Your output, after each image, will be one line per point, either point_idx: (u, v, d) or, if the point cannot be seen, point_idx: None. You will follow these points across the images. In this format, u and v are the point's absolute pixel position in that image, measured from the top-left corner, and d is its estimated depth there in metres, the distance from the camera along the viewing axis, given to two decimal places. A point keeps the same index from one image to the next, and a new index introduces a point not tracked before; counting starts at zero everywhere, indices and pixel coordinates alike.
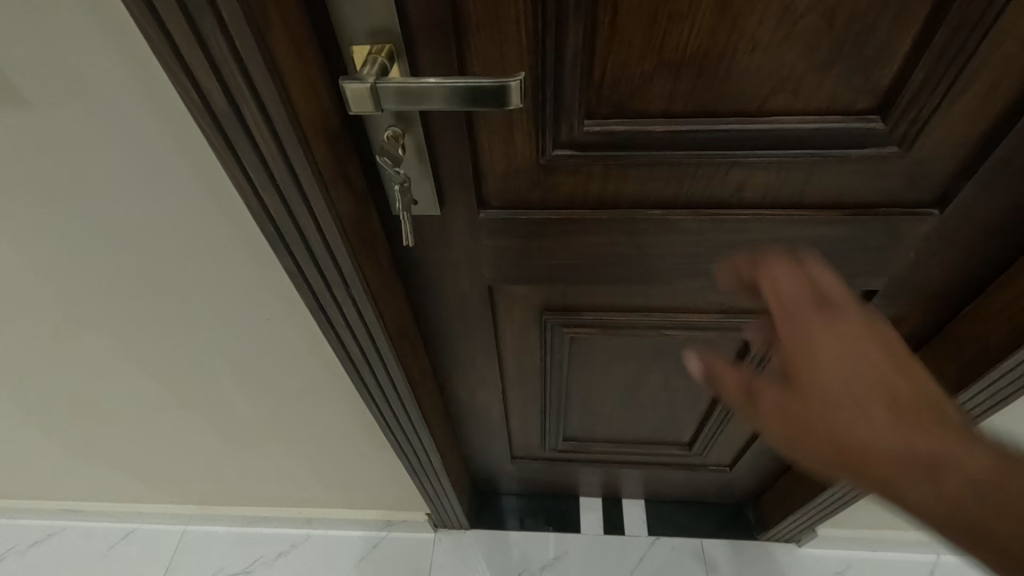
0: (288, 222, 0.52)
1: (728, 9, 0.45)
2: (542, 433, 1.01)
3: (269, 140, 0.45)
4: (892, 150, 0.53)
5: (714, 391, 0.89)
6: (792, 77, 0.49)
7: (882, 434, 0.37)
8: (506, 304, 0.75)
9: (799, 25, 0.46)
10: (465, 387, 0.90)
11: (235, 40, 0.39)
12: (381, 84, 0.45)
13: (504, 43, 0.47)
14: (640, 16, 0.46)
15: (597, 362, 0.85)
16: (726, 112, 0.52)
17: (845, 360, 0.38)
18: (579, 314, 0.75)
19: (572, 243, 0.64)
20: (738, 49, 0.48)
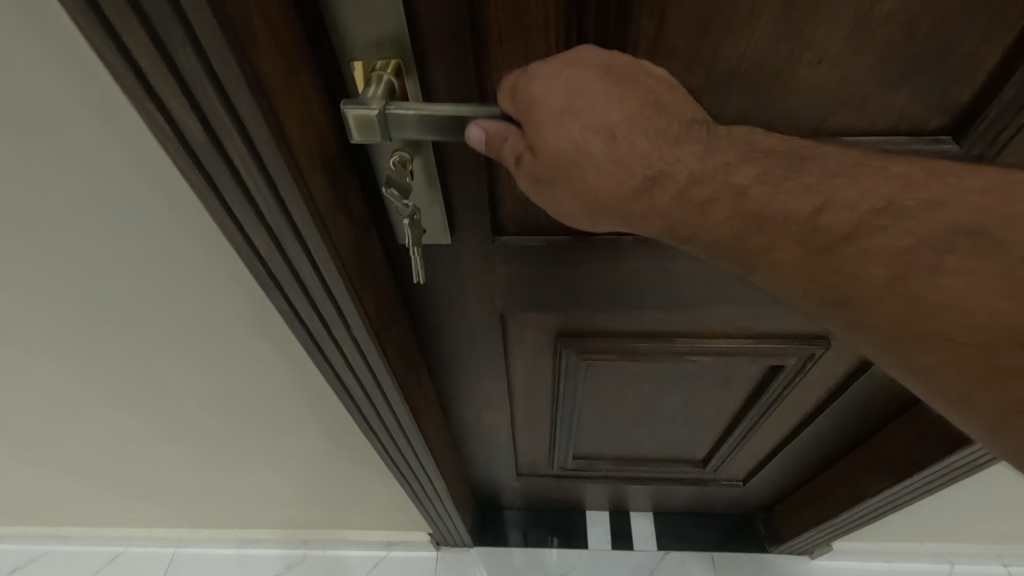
0: (280, 262, 0.45)
1: (794, 16, 0.39)
2: (550, 452, 0.96)
3: (257, 177, 0.38)
4: (963, 173, 0.47)
5: (734, 413, 0.84)
6: (859, 94, 0.43)
7: (599, 123, 0.35)
8: (518, 330, 0.69)
9: (875, 34, 0.40)
10: (470, 411, 0.84)
11: (214, 65, 0.31)
12: (391, 110, 0.38)
13: (531, 55, 0.40)
14: (692, 25, 0.39)
15: (612, 385, 0.80)
16: (779, 132, 0.46)
17: (569, 110, 0.35)
18: (596, 340, 0.70)
19: (595, 271, 0.58)
20: (802, 62, 0.41)
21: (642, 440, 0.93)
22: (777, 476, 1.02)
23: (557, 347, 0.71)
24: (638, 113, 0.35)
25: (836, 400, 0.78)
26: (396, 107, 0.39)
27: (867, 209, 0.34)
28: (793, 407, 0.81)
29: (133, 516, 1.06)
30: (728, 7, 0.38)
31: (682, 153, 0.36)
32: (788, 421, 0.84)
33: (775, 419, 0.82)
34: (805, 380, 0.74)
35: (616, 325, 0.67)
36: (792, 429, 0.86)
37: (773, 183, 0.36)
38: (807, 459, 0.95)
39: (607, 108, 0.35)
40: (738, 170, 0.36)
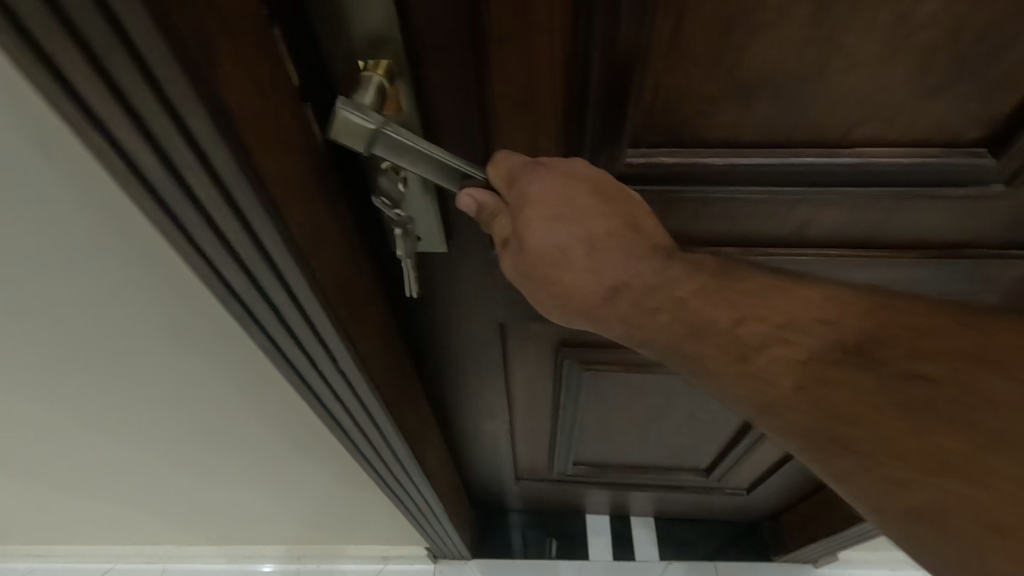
0: (267, 310, 0.40)
1: (825, 18, 0.35)
2: (550, 458, 0.94)
3: (240, 234, 0.33)
4: (997, 188, 0.44)
5: (740, 426, 0.81)
6: (892, 102, 0.40)
7: (582, 234, 0.38)
8: (518, 341, 0.66)
9: (913, 39, 0.36)
10: (468, 420, 0.82)
11: (180, 111, 0.26)
12: (387, 132, 0.35)
13: (535, 57, 0.37)
14: (713, 26, 0.36)
15: (614, 397, 0.77)
16: (801, 142, 0.43)
17: (557, 219, 0.38)
18: (598, 349, 0.67)
19: None
20: (831, 67, 0.38)
21: (645, 450, 0.90)
22: (781, 486, 1.00)
23: (558, 357, 0.69)
24: (618, 227, 0.38)
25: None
26: (393, 128, 0.35)
27: (771, 324, 0.35)
28: None
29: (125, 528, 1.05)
30: (753, 7, 0.35)
31: (645, 264, 0.38)
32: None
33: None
34: None
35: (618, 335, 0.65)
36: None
37: (707, 299, 0.37)
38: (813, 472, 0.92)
39: (591, 222, 0.38)
40: (682, 284, 0.38)
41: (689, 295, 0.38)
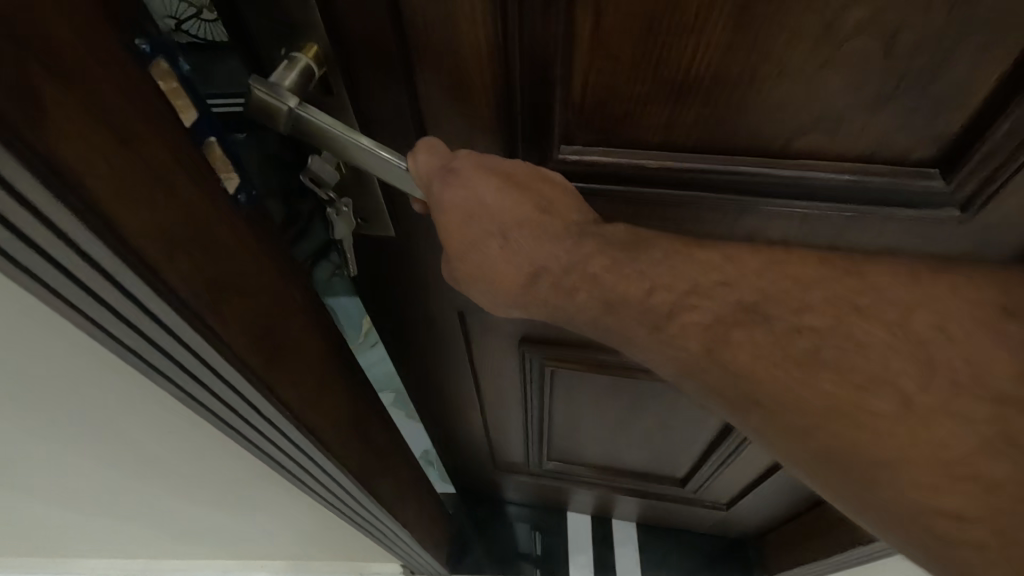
0: (175, 369, 0.37)
1: (749, 21, 0.34)
2: (525, 452, 0.95)
3: (119, 300, 0.31)
4: (951, 213, 0.42)
5: (711, 439, 0.80)
6: (830, 114, 0.38)
7: (496, 228, 0.39)
8: (481, 333, 0.67)
9: (844, 48, 0.34)
10: (443, 404, 0.84)
11: (10, 179, 0.24)
12: (302, 113, 0.37)
13: (460, 46, 0.37)
14: (634, 23, 0.35)
15: (582, 399, 0.78)
16: (738, 149, 0.41)
17: (469, 216, 0.38)
18: (562, 347, 0.67)
19: None
20: (761, 72, 0.37)
21: (620, 453, 0.90)
22: (762, 505, 0.97)
23: (521, 351, 0.69)
24: (533, 216, 0.38)
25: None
26: (308, 110, 0.37)
27: (677, 294, 0.37)
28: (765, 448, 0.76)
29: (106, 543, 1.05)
30: (672, 7, 0.34)
31: (558, 248, 0.39)
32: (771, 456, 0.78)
33: (754, 452, 0.77)
34: None
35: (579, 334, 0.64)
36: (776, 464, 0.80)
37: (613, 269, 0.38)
38: (794, 496, 0.89)
39: (503, 216, 0.38)
40: (592, 259, 0.39)
41: (600, 271, 0.38)
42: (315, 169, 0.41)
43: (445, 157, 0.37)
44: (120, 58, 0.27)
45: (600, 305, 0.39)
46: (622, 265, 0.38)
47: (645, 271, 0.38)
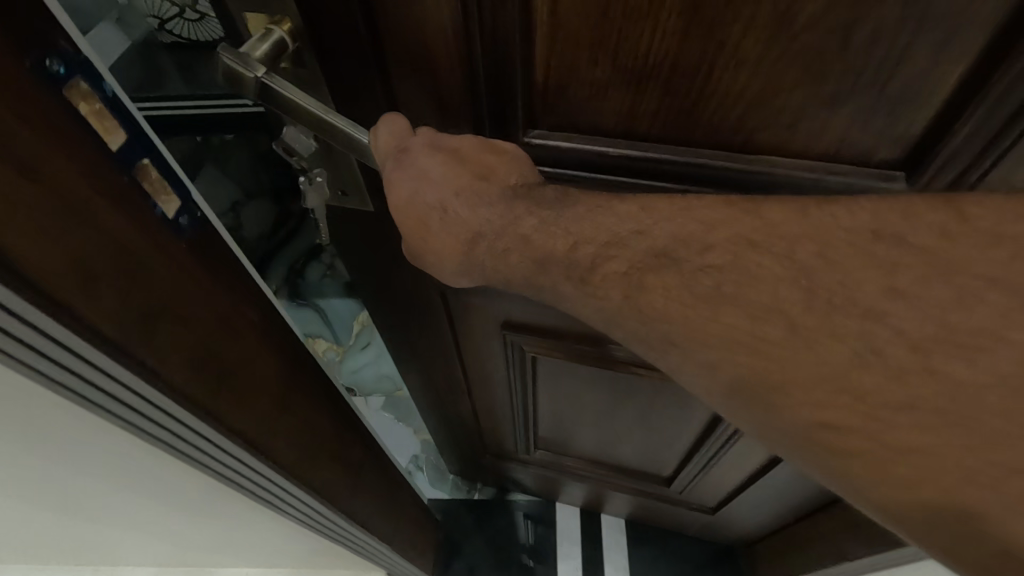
0: (114, 406, 0.36)
1: (702, 13, 0.34)
2: (514, 440, 0.95)
3: (45, 343, 0.30)
4: None
5: (693, 438, 0.79)
6: (789, 110, 0.38)
7: (437, 200, 0.41)
8: (465, 314, 0.63)
9: (798, 43, 0.34)
10: (427, 389, 0.85)
11: None
12: (271, 85, 0.38)
13: (422, 29, 0.37)
14: (589, 10, 0.35)
15: (564, 391, 0.78)
16: (699, 141, 0.41)
17: (413, 191, 0.40)
18: (547, 339, 0.64)
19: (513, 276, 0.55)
20: (718, 65, 0.36)
21: (605, 446, 0.89)
22: (750, 513, 0.95)
23: (505, 340, 0.67)
24: (466, 185, 0.40)
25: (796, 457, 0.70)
26: (277, 82, 0.38)
27: (598, 242, 0.37)
28: (747, 450, 0.74)
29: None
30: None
31: (488, 215, 0.40)
32: (755, 460, 0.76)
33: (735, 453, 0.77)
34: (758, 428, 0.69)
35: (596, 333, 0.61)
36: (759, 470, 0.79)
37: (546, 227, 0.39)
38: (781, 506, 0.88)
39: (443, 187, 0.40)
40: (524, 222, 0.39)
41: (531, 231, 0.39)
42: (289, 140, 0.42)
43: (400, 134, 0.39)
44: (25, 87, 0.27)
45: (532, 267, 0.40)
46: (556, 225, 0.38)
47: (573, 228, 0.38)
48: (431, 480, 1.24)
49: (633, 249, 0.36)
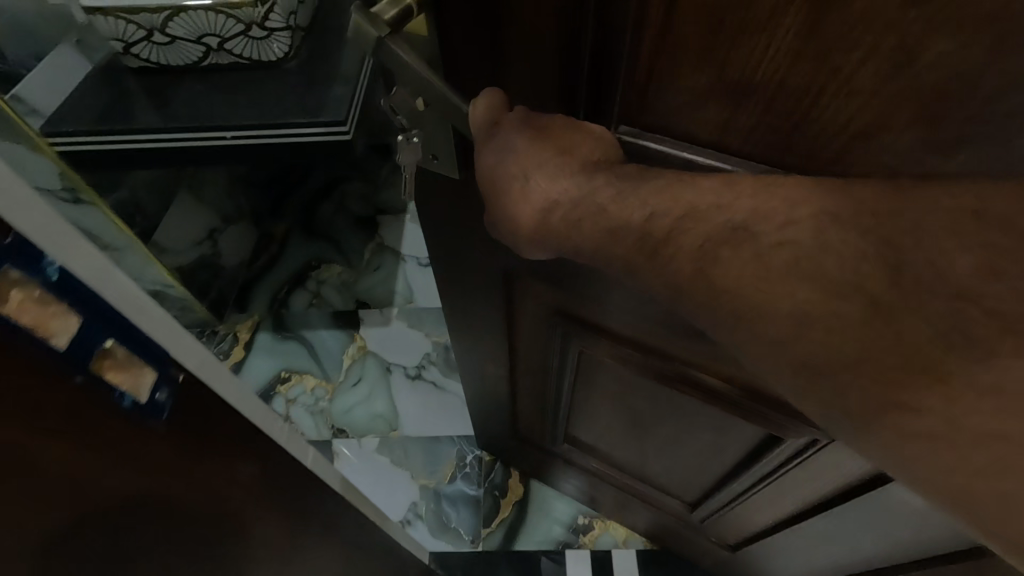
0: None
1: (821, 30, 0.33)
2: (547, 429, 0.93)
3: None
4: None
5: (739, 458, 0.74)
6: (893, 151, 0.36)
7: (516, 171, 0.40)
8: (523, 298, 0.64)
9: (921, 79, 0.32)
10: (473, 364, 0.85)
11: None
12: (392, 47, 0.39)
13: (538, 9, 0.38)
14: (704, 14, 0.36)
15: (602, 395, 0.77)
16: (788, 165, 0.41)
17: (496, 165, 0.40)
18: (604, 339, 0.63)
19: (578, 269, 0.54)
20: (826, 88, 0.35)
21: (637, 456, 0.87)
22: (787, 555, 0.88)
23: (558, 329, 0.66)
24: (546, 157, 0.39)
25: (870, 493, 0.60)
26: (397, 46, 0.39)
27: (684, 211, 0.35)
28: (792, 484, 0.70)
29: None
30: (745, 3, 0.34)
31: (563, 187, 0.39)
32: (816, 486, 0.67)
33: (777, 483, 0.72)
34: (812, 463, 0.64)
35: (688, 325, 0.53)
36: (814, 502, 0.71)
37: (621, 192, 0.37)
38: (816, 554, 0.82)
39: (523, 158, 0.39)
40: (598, 193, 0.38)
41: (608, 202, 0.38)
42: (396, 99, 0.43)
43: (496, 107, 0.40)
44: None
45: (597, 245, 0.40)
46: (630, 195, 0.37)
47: (650, 201, 0.36)
48: (432, 531, 1.11)
49: (717, 224, 0.34)
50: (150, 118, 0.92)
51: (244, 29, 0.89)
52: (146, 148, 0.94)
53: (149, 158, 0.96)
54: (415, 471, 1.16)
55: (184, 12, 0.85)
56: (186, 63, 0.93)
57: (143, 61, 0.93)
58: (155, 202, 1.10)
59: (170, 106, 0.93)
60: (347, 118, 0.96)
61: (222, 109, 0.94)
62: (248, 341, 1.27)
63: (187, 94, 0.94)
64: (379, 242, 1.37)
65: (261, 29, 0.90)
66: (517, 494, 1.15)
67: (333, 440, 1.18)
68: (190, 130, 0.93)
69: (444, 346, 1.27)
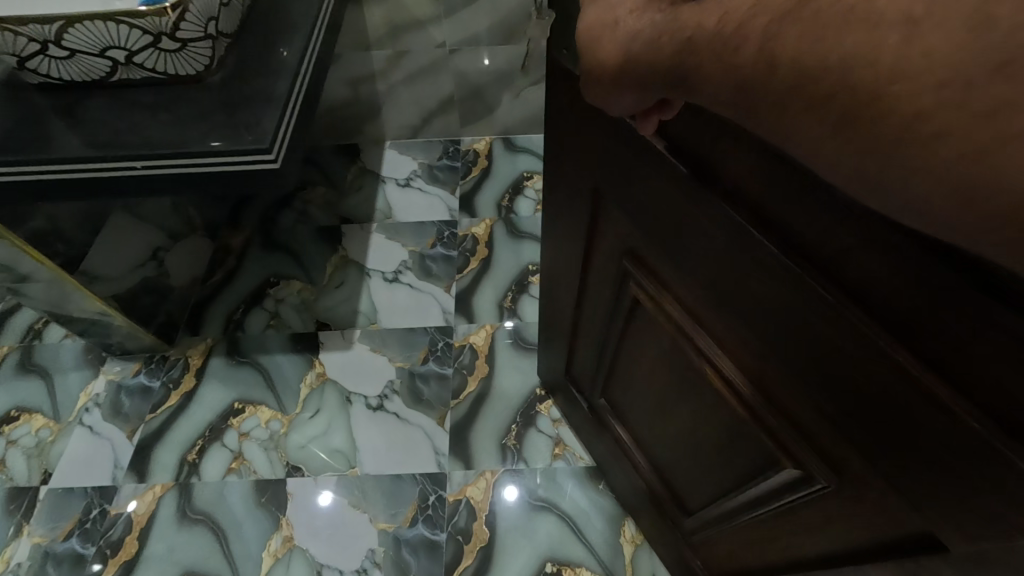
0: None
1: None
2: (592, 372, 0.88)
3: None
4: None
5: (745, 475, 0.62)
6: None
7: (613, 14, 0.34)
8: (604, 215, 0.63)
9: None
10: (554, 272, 0.83)
11: None
12: None
13: None
14: None
15: (642, 358, 0.72)
16: None
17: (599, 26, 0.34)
18: (659, 283, 0.58)
19: (654, 188, 0.51)
20: None
21: (658, 441, 0.79)
22: None
23: (622, 266, 0.64)
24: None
25: (874, 562, 0.48)
26: None
27: None
28: (777, 529, 0.61)
29: (74, 535, 1.01)
30: None
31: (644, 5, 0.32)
32: (827, 538, 0.53)
33: (766, 527, 0.63)
34: (801, 509, 0.55)
35: (737, 298, 0.46)
36: (812, 555, 0.57)
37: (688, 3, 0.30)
38: None
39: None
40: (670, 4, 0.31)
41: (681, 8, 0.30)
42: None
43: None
44: None
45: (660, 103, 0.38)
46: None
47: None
48: None
49: None
50: (59, 143, 0.78)
51: (152, 40, 0.75)
52: (47, 180, 0.80)
53: (52, 193, 0.81)
54: (374, 514, 1.01)
55: (77, 22, 0.73)
56: (94, 79, 0.81)
57: (43, 77, 0.80)
58: (81, 227, 0.95)
59: (83, 124, 0.80)
60: (274, 143, 0.80)
61: (136, 131, 0.79)
62: (199, 367, 1.18)
63: (101, 111, 0.81)
64: (343, 254, 1.32)
65: (173, 41, 0.77)
66: (482, 541, 0.98)
67: (286, 478, 1.04)
68: (95, 161, 0.78)
69: (409, 371, 1.15)
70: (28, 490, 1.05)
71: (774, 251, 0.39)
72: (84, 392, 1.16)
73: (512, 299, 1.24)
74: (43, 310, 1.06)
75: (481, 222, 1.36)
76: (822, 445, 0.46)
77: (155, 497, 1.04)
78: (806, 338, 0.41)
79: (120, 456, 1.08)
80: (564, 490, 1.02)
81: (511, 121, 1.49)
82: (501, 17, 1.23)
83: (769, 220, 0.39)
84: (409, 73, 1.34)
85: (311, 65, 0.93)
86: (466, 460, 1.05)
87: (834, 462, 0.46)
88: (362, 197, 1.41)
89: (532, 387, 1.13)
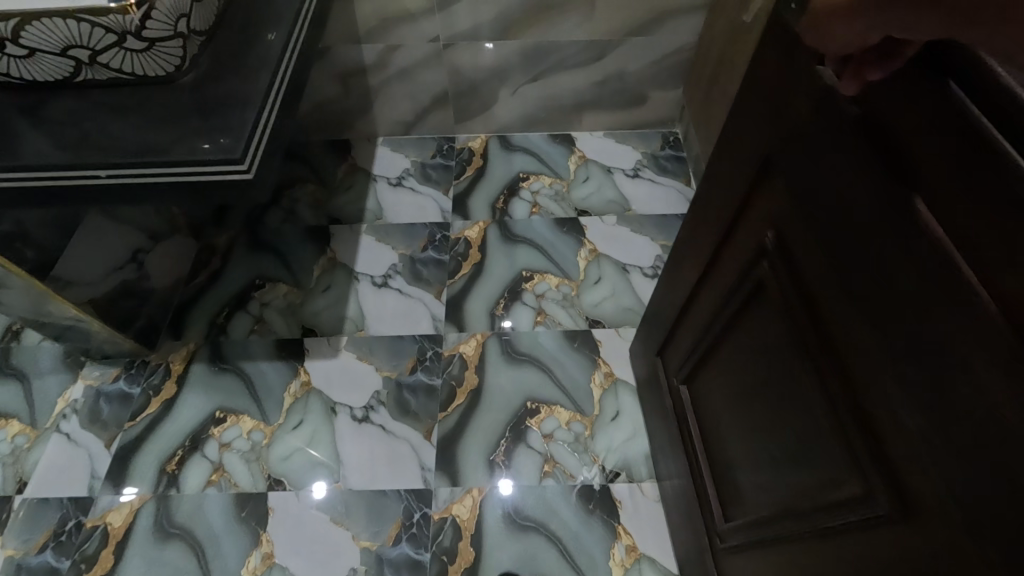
0: None
1: None
2: (686, 359, 0.86)
3: None
4: None
5: (801, 491, 0.58)
6: None
7: None
8: (762, 189, 0.60)
9: None
10: (684, 246, 0.81)
11: None
12: None
13: None
14: None
15: (742, 349, 0.69)
16: None
17: None
18: (793, 271, 0.55)
19: (825, 167, 0.48)
20: None
21: (725, 438, 0.76)
22: None
23: (762, 246, 0.61)
24: None
25: None
26: None
27: None
28: (799, 561, 0.58)
29: (48, 548, 0.98)
30: None
31: None
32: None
33: (788, 559, 0.60)
34: (835, 538, 0.52)
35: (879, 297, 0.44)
36: None
37: None
38: None
39: None
40: None
41: None
42: None
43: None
44: None
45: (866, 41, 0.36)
46: None
47: None
48: None
49: None
50: (21, 148, 0.74)
51: (117, 40, 0.71)
52: (5, 187, 0.75)
53: (12, 201, 0.76)
54: (356, 531, 0.97)
55: (36, 19, 0.69)
56: (57, 79, 0.77)
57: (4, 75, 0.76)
58: (52, 231, 0.91)
59: (46, 126, 0.76)
60: (246, 153, 0.75)
61: (103, 135, 0.75)
62: (181, 374, 1.14)
63: (65, 112, 0.76)
64: (331, 256, 1.27)
65: (140, 40, 0.72)
66: (467, 561, 0.95)
67: (267, 492, 1.01)
68: (58, 168, 0.73)
69: (396, 382, 1.11)
70: (2, 499, 1.02)
71: (947, 250, 0.37)
72: (62, 398, 1.12)
73: (504, 305, 1.20)
74: (16, 317, 1.03)
75: (473, 225, 1.32)
76: (911, 472, 0.43)
77: (132, 509, 1.01)
78: (944, 350, 0.39)
79: (98, 466, 1.05)
80: (552, 509, 0.99)
81: (509, 118, 1.44)
82: (498, 10, 1.18)
83: (953, 218, 0.37)
84: (400, 68, 1.29)
85: (292, 62, 0.88)
86: (452, 476, 1.02)
87: (907, 494, 0.43)
88: (351, 196, 1.37)
89: (523, 399, 1.09)
